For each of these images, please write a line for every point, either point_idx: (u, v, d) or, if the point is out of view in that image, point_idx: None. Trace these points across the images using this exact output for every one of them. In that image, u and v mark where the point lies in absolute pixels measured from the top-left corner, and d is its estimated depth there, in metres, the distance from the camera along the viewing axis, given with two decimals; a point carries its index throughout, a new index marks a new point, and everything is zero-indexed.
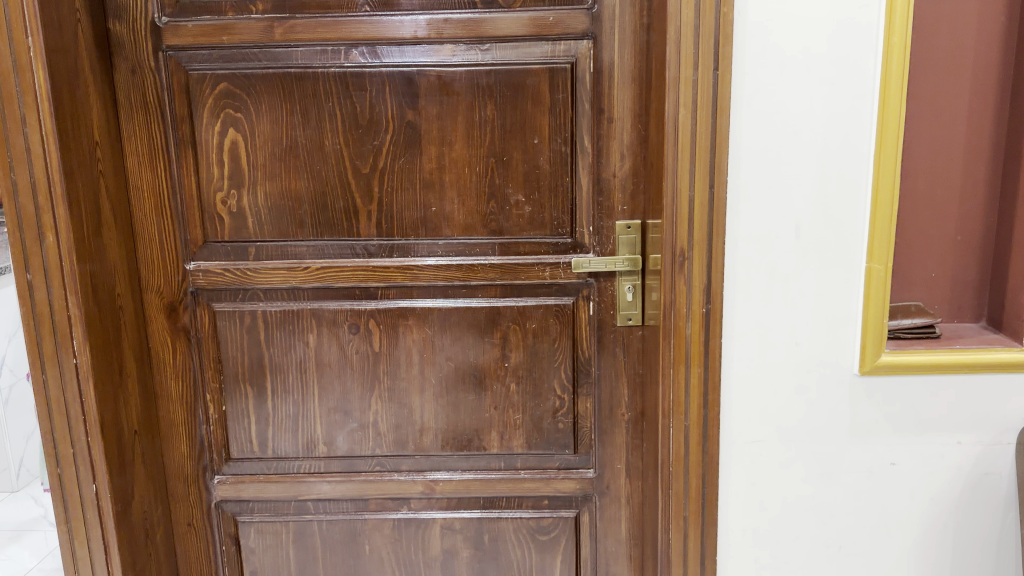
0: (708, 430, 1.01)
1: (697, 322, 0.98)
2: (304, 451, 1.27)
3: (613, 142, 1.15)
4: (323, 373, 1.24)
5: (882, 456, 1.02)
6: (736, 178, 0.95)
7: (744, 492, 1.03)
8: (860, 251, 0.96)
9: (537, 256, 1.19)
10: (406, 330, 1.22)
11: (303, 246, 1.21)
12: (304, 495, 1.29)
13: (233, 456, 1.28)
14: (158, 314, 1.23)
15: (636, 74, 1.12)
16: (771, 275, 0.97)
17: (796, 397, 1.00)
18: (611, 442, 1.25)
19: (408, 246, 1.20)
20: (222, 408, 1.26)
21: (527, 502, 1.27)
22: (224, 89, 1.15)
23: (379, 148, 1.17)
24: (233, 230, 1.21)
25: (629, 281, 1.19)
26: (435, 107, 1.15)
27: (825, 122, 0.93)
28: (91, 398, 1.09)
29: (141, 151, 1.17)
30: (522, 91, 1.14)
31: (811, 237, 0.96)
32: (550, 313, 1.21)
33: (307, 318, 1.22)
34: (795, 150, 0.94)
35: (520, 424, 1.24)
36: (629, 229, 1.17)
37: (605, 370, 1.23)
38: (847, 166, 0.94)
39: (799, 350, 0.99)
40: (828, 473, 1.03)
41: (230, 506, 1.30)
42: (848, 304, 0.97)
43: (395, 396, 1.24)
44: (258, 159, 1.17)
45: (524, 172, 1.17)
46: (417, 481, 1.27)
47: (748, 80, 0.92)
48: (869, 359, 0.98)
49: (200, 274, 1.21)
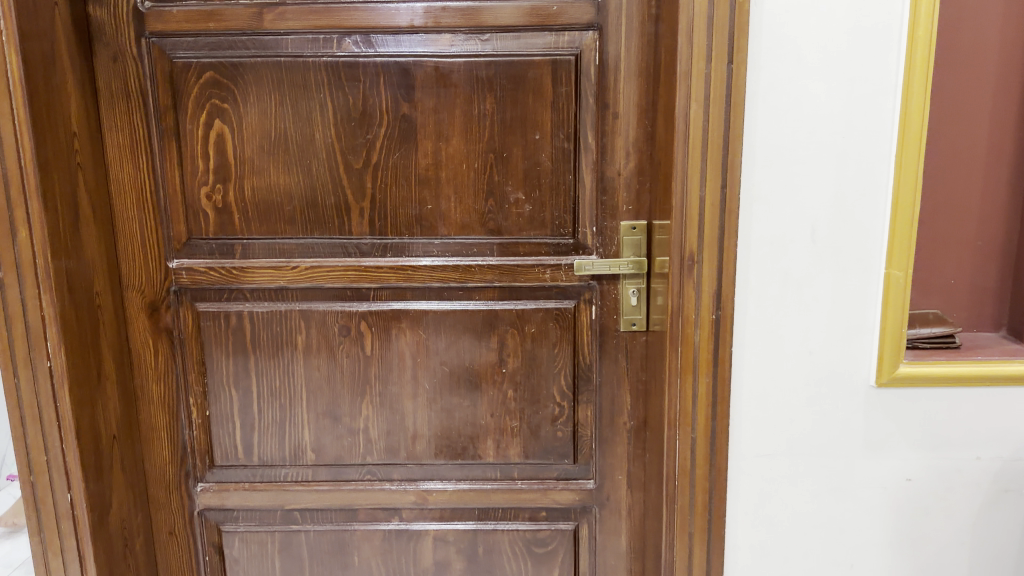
0: (716, 443, 0.96)
1: (705, 329, 0.93)
2: (292, 458, 1.21)
3: (619, 139, 1.09)
4: (312, 378, 1.18)
5: (897, 471, 0.97)
6: (750, 177, 0.90)
7: (752, 507, 0.98)
8: (878, 256, 0.91)
9: (537, 257, 1.13)
10: (399, 333, 1.16)
11: (292, 244, 1.15)
12: (291, 505, 1.23)
13: (216, 463, 1.23)
14: (140, 314, 1.17)
15: (642, 68, 1.07)
16: (784, 281, 0.92)
17: (808, 408, 0.95)
18: (612, 452, 1.19)
19: (402, 245, 1.14)
20: (206, 412, 1.21)
21: (524, 513, 1.22)
22: (210, 78, 1.10)
23: (371, 142, 1.11)
24: (218, 227, 1.15)
25: (633, 285, 1.13)
26: (432, 100, 1.09)
27: (844, 119, 0.88)
28: (66, 404, 1.04)
29: (123, 143, 1.12)
30: (523, 84, 1.08)
31: (827, 241, 0.91)
32: (550, 317, 1.15)
33: (295, 319, 1.16)
34: (811, 149, 0.89)
35: (517, 431, 1.19)
36: (634, 230, 1.12)
37: (606, 376, 1.17)
38: (865, 165, 0.89)
39: (812, 359, 0.94)
40: (840, 488, 0.98)
41: (213, 515, 1.25)
42: (865, 311, 0.92)
43: (387, 401, 1.19)
44: (245, 153, 1.12)
45: (524, 170, 1.11)
46: (409, 490, 1.21)
47: (764, 74, 0.87)
48: (886, 370, 0.93)
49: (184, 272, 1.16)
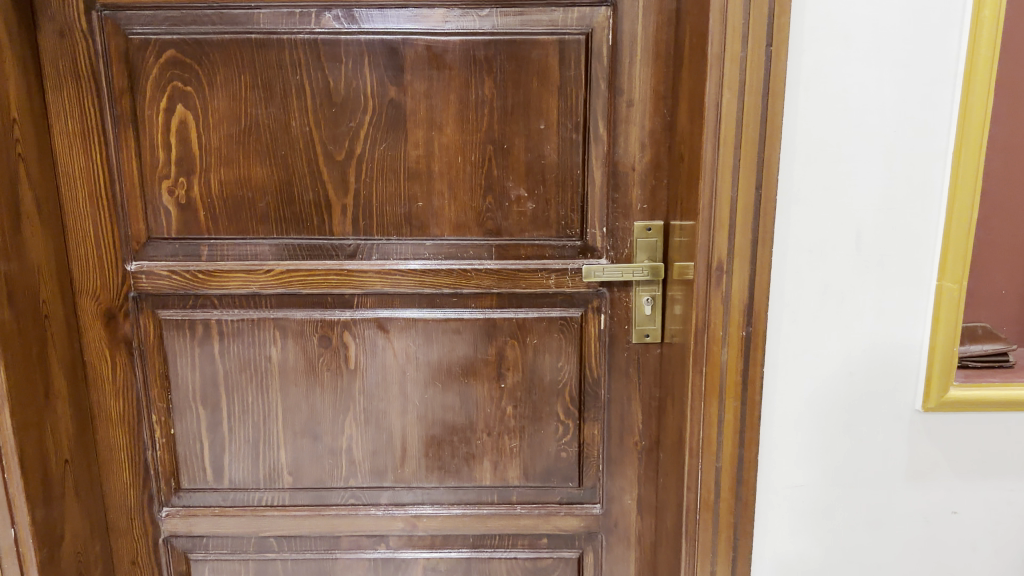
0: (743, 473, 0.86)
1: (734, 348, 0.82)
2: (266, 482, 1.10)
3: (632, 129, 0.98)
4: (288, 393, 1.06)
5: (943, 503, 0.87)
6: (788, 176, 0.79)
7: (780, 543, 0.88)
8: (929, 266, 0.81)
9: (540, 261, 1.02)
10: (386, 343, 1.05)
11: (266, 244, 1.02)
12: (266, 532, 1.12)
13: (183, 486, 1.11)
14: (94, 321, 1.04)
15: (660, 49, 0.95)
16: (823, 293, 0.81)
17: (846, 434, 0.85)
18: (621, 474, 1.09)
19: (390, 247, 1.02)
20: (170, 431, 1.08)
21: (523, 541, 1.12)
22: (171, 57, 0.97)
23: (355, 131, 0.99)
24: (182, 226, 1.02)
25: (647, 292, 1.02)
26: (423, 83, 0.97)
27: (896, 110, 0.78)
28: (8, 429, 0.91)
29: (73, 131, 0.99)
30: (526, 66, 0.96)
31: (872, 249, 0.80)
32: (553, 327, 1.04)
33: (270, 329, 1.04)
34: (857, 144, 0.78)
35: (517, 451, 1.08)
36: (649, 231, 1.01)
37: (616, 392, 1.06)
38: (918, 163, 0.79)
39: (852, 381, 0.84)
40: (878, 521, 0.88)
41: (180, 542, 1.13)
42: (912, 328, 0.82)
43: (372, 418, 1.07)
44: (212, 143, 0.99)
45: (527, 163, 0.99)
46: (397, 516, 1.10)
47: (807, 59, 0.76)
48: (934, 394, 0.82)
49: (144, 276, 1.03)
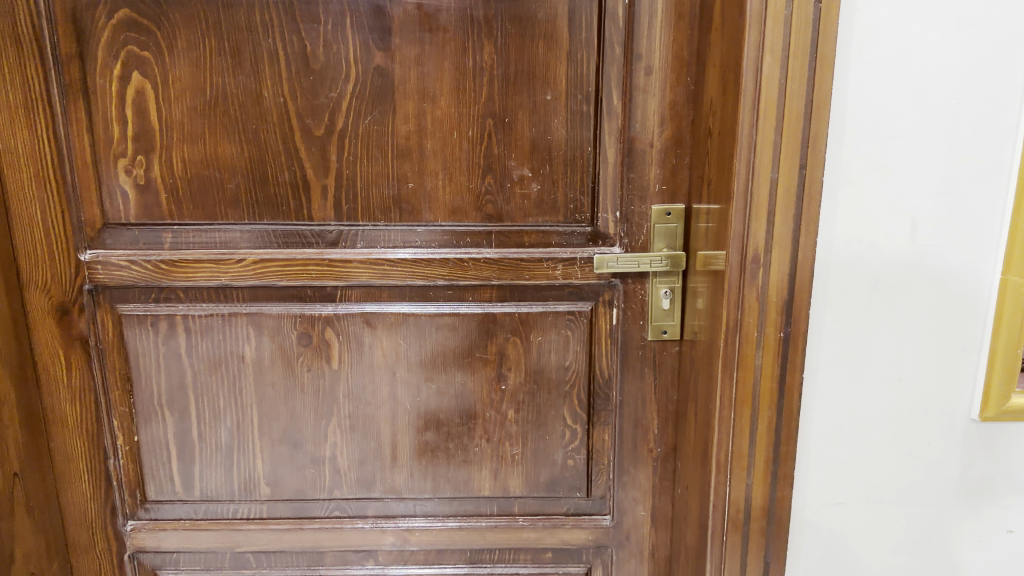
0: (777, 490, 0.76)
1: (770, 351, 0.72)
2: (242, 493, 0.99)
3: (650, 100, 0.87)
4: (265, 397, 0.96)
5: (996, 522, 0.78)
6: (837, 154, 0.68)
7: (815, 565, 0.79)
8: (992, 259, 0.71)
9: (546, 249, 0.91)
10: (373, 342, 0.94)
11: (238, 231, 0.91)
12: (242, 547, 1.02)
13: (149, 498, 1.00)
14: (45, 317, 0.93)
15: (683, 9, 0.84)
16: (872, 289, 0.72)
17: (892, 446, 0.76)
18: (633, 484, 0.99)
19: (377, 234, 0.91)
20: (134, 438, 0.97)
21: (525, 555, 1.02)
22: (125, 18, 0.84)
23: (336, 102, 0.87)
24: (142, 210, 0.91)
25: (665, 284, 0.92)
26: (413, 48, 0.85)
27: (962, 79, 0.67)
28: None
29: (14, 102, 0.86)
30: (530, 28, 0.85)
31: (928, 239, 0.70)
32: (560, 323, 0.94)
33: (243, 325, 0.93)
34: (916, 118, 0.68)
35: (519, 459, 0.98)
36: (668, 216, 0.90)
37: (629, 394, 0.96)
38: (983, 141, 0.68)
39: (901, 387, 0.74)
40: (923, 541, 0.79)
41: (148, 558, 1.03)
42: (971, 328, 0.73)
43: (359, 424, 0.97)
44: (173, 117, 0.87)
45: (531, 140, 0.88)
46: (386, 529, 1.01)
47: (861, 18, 0.66)
48: (994, 402, 0.73)
49: (100, 267, 0.91)
